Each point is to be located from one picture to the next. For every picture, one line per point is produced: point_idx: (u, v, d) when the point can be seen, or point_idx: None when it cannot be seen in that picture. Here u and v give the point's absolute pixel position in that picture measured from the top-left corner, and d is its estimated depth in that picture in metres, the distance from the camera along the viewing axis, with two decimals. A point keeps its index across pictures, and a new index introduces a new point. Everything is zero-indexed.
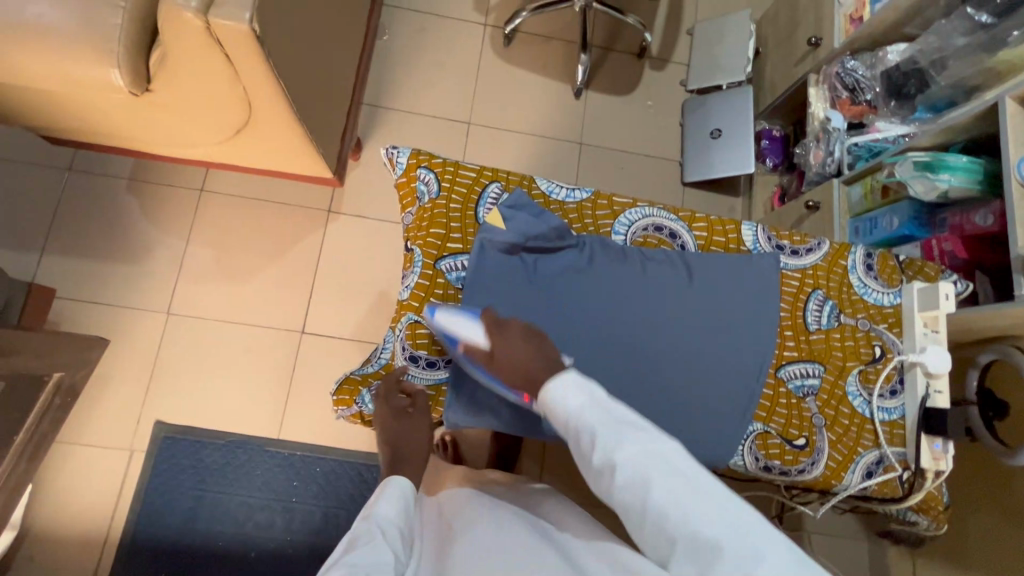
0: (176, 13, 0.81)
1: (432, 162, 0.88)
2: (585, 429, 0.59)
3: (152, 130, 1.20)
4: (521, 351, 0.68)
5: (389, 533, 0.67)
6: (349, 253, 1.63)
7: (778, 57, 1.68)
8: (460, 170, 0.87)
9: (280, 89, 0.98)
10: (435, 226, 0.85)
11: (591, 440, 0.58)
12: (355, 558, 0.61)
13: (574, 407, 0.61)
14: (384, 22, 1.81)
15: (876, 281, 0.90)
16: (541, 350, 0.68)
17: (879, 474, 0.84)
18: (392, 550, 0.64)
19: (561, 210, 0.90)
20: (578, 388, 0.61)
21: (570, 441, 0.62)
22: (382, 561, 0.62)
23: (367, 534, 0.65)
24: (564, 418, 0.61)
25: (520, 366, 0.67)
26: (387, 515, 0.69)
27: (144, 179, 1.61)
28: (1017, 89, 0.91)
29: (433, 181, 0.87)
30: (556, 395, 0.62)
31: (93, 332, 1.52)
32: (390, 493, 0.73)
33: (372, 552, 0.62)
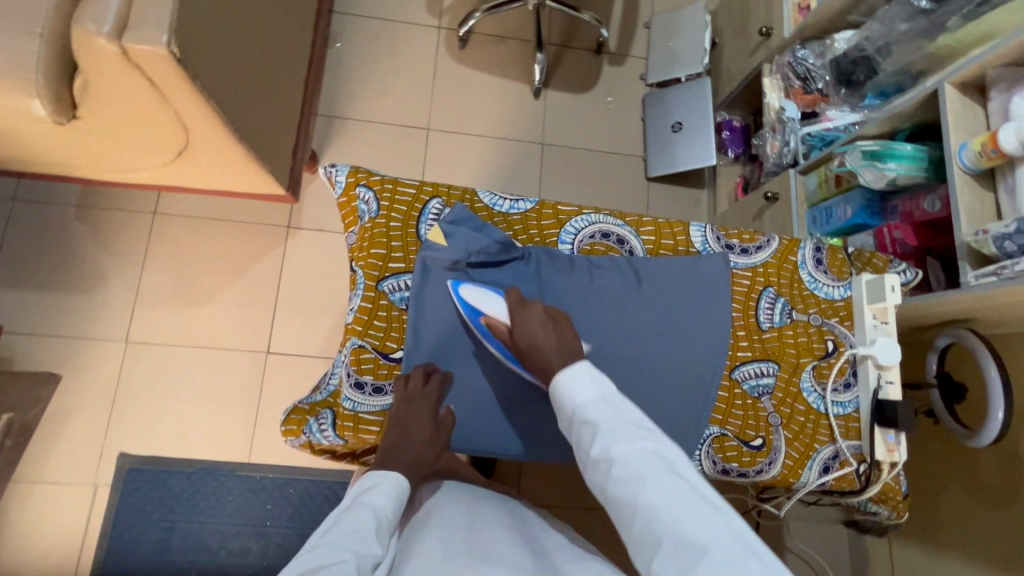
0: (88, 39, 0.77)
1: (371, 180, 0.85)
2: (587, 425, 0.62)
3: (89, 157, 1.15)
4: (543, 334, 0.71)
5: (382, 525, 0.64)
6: (311, 269, 1.60)
7: (735, 46, 1.68)
8: (398, 187, 0.85)
9: (213, 110, 0.95)
10: (376, 246, 0.83)
11: (592, 434, 0.61)
12: (342, 544, 0.59)
13: (581, 403, 0.64)
14: (335, 30, 1.77)
15: (826, 275, 0.90)
16: (562, 335, 0.71)
17: (836, 468, 0.83)
18: (382, 543, 0.62)
19: (506, 222, 0.87)
20: (587, 384, 0.65)
21: (573, 439, 0.64)
22: (369, 553, 0.59)
23: (361, 521, 0.63)
24: (571, 411, 0.64)
25: (542, 350, 0.70)
26: (383, 507, 0.66)
27: (93, 205, 1.56)
28: (953, 75, 0.91)
29: (372, 199, 0.84)
30: (566, 387, 0.65)
31: (48, 366, 1.47)
32: (388, 486, 0.69)
33: (360, 540, 0.60)
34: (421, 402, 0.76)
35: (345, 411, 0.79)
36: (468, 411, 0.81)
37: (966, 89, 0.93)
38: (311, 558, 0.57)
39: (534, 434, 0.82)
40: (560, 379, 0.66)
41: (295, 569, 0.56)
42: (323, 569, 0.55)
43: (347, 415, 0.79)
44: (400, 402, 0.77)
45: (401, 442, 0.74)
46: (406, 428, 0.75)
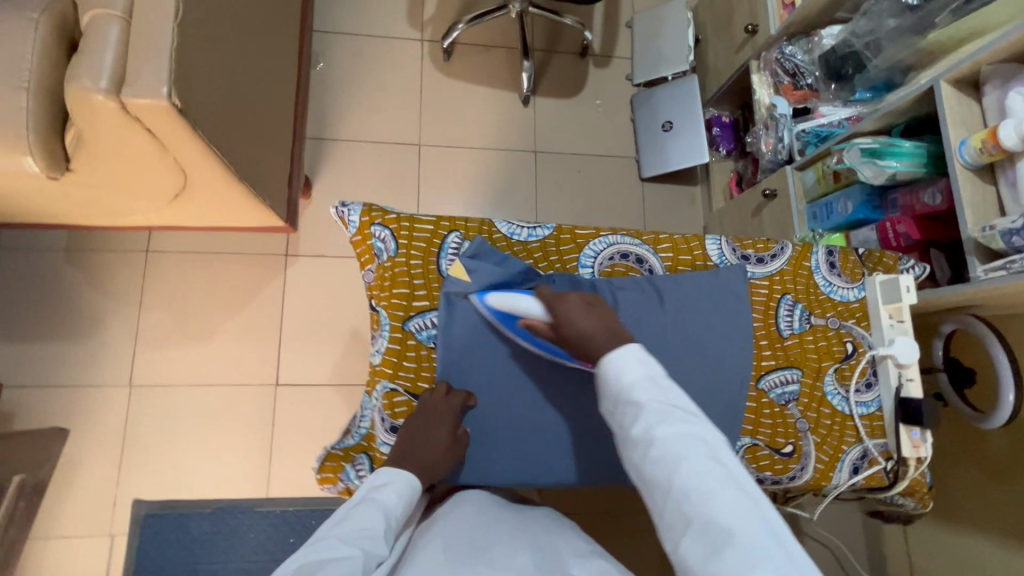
0: (86, 96, 0.74)
1: (386, 218, 0.85)
2: (631, 404, 0.62)
3: (80, 206, 1.11)
4: (589, 321, 0.70)
5: (390, 524, 0.68)
6: (313, 296, 1.58)
7: (719, 43, 1.68)
8: (416, 224, 0.85)
9: (214, 155, 0.93)
10: (399, 284, 0.83)
11: (635, 413, 0.61)
12: (352, 540, 0.63)
13: (626, 383, 0.63)
14: (317, 50, 1.74)
15: (839, 278, 0.91)
16: (606, 320, 0.71)
17: (865, 468, 0.86)
18: (387, 542, 0.66)
19: (526, 251, 0.87)
20: (636, 366, 0.64)
21: (613, 415, 0.64)
22: (374, 553, 0.64)
23: (371, 518, 0.67)
24: (617, 389, 0.64)
25: (589, 340, 0.69)
26: (391, 505, 0.70)
27: (83, 247, 1.52)
28: (949, 73, 0.93)
29: (390, 238, 0.84)
30: (612, 368, 0.65)
31: (51, 417, 1.43)
32: (398, 484, 0.72)
33: (369, 538, 0.64)
34: (441, 416, 0.78)
35: (382, 454, 0.82)
36: (504, 441, 0.83)
37: (960, 85, 0.95)
38: (321, 547, 0.62)
39: (572, 459, 0.84)
40: (608, 359, 0.65)
41: (306, 555, 0.61)
42: (333, 563, 0.59)
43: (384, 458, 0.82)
44: (421, 410, 0.78)
45: (416, 446, 0.76)
46: (426, 430, 0.77)
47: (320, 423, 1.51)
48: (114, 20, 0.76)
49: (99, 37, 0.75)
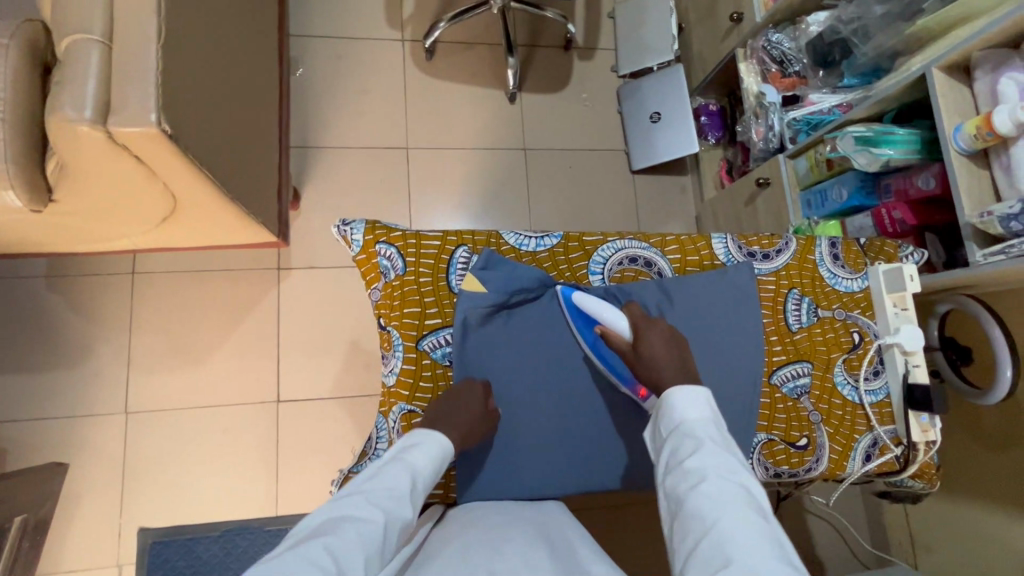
0: (69, 126, 0.71)
1: (391, 236, 0.88)
2: (691, 436, 0.63)
3: (63, 234, 1.07)
4: (666, 352, 0.75)
5: (416, 485, 0.67)
6: (309, 310, 1.54)
7: (703, 31, 1.68)
8: (422, 242, 0.88)
9: (204, 177, 0.90)
10: (409, 303, 0.86)
11: (691, 445, 0.62)
12: (376, 500, 0.62)
13: (689, 418, 0.66)
14: (295, 55, 1.68)
15: (843, 268, 0.93)
16: (681, 356, 0.76)
17: (877, 455, 0.88)
18: (412, 505, 0.65)
19: (534, 260, 0.91)
20: (702, 407, 0.67)
21: (665, 448, 0.65)
22: (400, 512, 0.62)
23: (396, 479, 0.65)
24: (678, 424, 0.66)
25: (661, 365, 0.74)
26: (419, 469, 0.68)
27: (65, 273, 1.46)
28: (942, 60, 0.94)
29: (396, 256, 0.87)
30: (676, 399, 0.68)
31: (46, 451, 1.39)
32: (427, 449, 0.71)
33: (393, 500, 0.63)
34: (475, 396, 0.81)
35: None
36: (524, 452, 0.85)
37: (951, 71, 0.96)
38: (345, 505, 0.61)
39: (592, 468, 0.86)
40: (677, 393, 0.69)
41: (329, 510, 0.60)
42: (355, 522, 0.58)
43: None
44: (456, 391, 0.81)
45: (454, 421, 0.78)
46: (459, 399, 0.80)
47: (324, 438, 1.49)
48: (93, 46, 0.72)
49: (78, 64, 0.71)
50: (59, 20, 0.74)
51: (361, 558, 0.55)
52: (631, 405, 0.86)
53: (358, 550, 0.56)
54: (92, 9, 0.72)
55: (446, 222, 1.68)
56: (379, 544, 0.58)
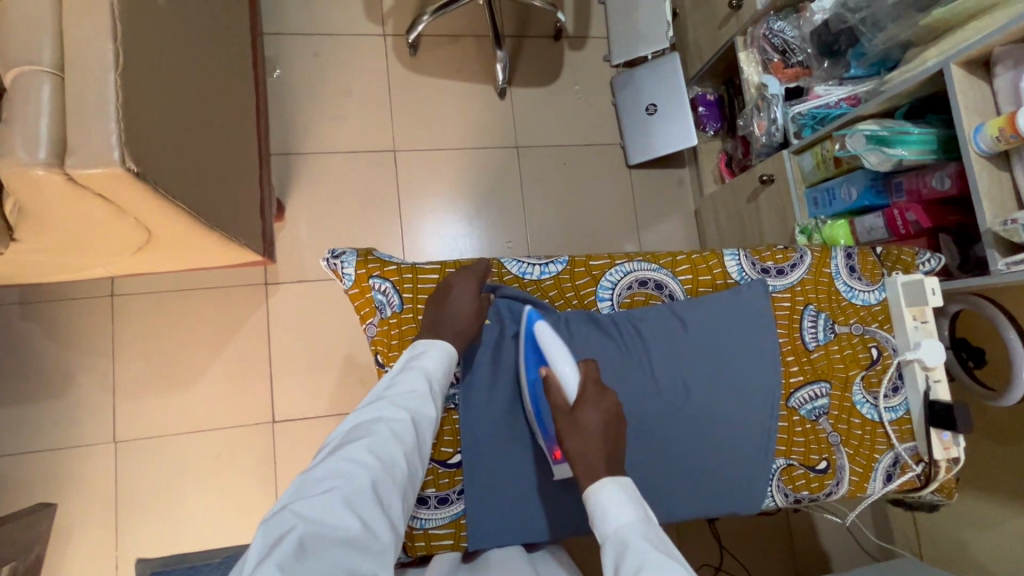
0: (22, 171, 0.65)
1: (385, 270, 0.86)
2: (631, 548, 0.60)
3: (32, 269, 1.00)
4: (602, 431, 0.71)
5: (434, 387, 0.75)
6: (301, 326, 1.48)
7: (700, 17, 1.59)
8: (420, 276, 0.87)
9: (180, 210, 0.83)
10: (408, 343, 0.85)
11: (634, 560, 0.59)
12: (400, 401, 0.71)
13: (624, 525, 0.63)
14: (271, 56, 1.59)
15: (859, 281, 0.93)
16: (614, 440, 0.72)
17: (898, 474, 0.91)
18: (433, 401, 0.74)
19: (540, 288, 0.91)
20: (632, 507, 0.65)
21: (610, 566, 0.61)
22: (424, 411, 0.72)
23: (415, 381, 0.73)
24: (616, 531, 0.63)
25: (593, 441, 0.70)
26: (433, 370, 0.76)
27: (40, 300, 1.39)
28: (959, 56, 0.89)
29: (392, 291, 0.86)
30: (608, 505, 0.65)
31: (34, 485, 1.34)
32: (437, 351, 0.78)
33: (416, 399, 0.72)
34: (469, 282, 0.85)
35: (415, 529, 0.84)
36: (539, 485, 0.86)
37: (969, 66, 0.91)
38: (375, 408, 0.70)
39: None
40: (608, 491, 0.65)
41: (362, 413, 0.70)
42: (386, 424, 0.69)
43: (416, 532, 0.84)
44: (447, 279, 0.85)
45: (448, 318, 0.81)
46: (456, 303, 0.82)
47: None
48: (45, 78, 0.65)
49: (27, 100, 0.64)
50: None
51: (396, 455, 0.67)
52: (648, 437, 0.84)
53: (393, 449, 0.67)
54: (39, 37, 0.65)
55: (439, 227, 1.61)
56: (411, 439, 0.70)
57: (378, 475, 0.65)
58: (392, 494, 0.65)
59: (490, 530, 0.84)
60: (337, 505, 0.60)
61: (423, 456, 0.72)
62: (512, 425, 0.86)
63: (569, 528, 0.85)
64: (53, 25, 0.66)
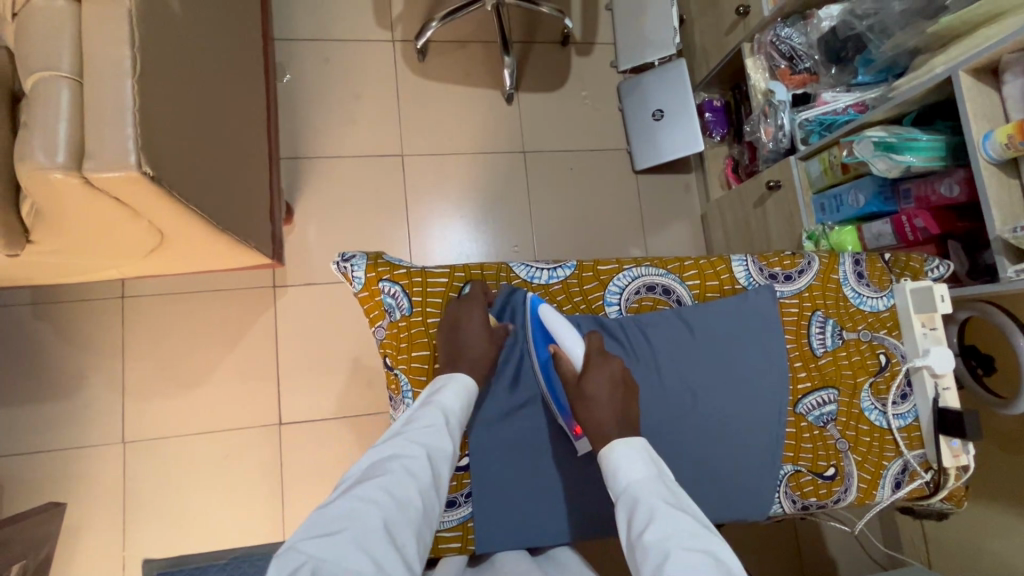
0: (41, 174, 0.66)
1: (395, 273, 0.87)
2: (643, 503, 0.62)
3: (47, 271, 1.01)
4: (609, 396, 0.75)
5: (450, 423, 0.74)
6: (308, 328, 1.49)
7: (708, 22, 1.59)
8: (429, 280, 0.88)
9: (193, 213, 0.84)
10: (417, 346, 0.86)
11: (647, 515, 0.61)
12: (416, 437, 0.71)
13: (637, 481, 0.65)
14: (281, 61, 1.61)
15: (867, 287, 0.93)
16: (623, 404, 0.75)
17: (906, 481, 0.91)
18: (449, 437, 0.73)
19: (547, 292, 0.91)
20: (646, 464, 0.67)
21: (623, 520, 0.63)
22: (440, 447, 0.71)
23: (432, 417, 0.73)
24: (627, 488, 0.65)
25: (603, 408, 0.74)
26: (450, 406, 0.76)
27: (52, 300, 1.41)
28: (968, 63, 0.90)
29: (401, 295, 0.86)
30: (621, 464, 0.67)
31: (44, 484, 1.35)
32: (455, 386, 0.78)
33: (432, 435, 0.71)
34: (479, 309, 0.85)
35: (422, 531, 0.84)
36: (544, 487, 0.86)
37: (978, 73, 0.91)
38: (391, 445, 0.70)
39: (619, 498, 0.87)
40: (619, 451, 0.68)
41: (378, 450, 0.70)
42: (402, 459, 0.68)
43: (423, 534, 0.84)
44: (457, 305, 0.86)
45: (465, 350, 0.82)
46: (470, 334, 0.83)
47: (330, 460, 1.45)
48: (65, 84, 0.67)
49: (47, 105, 0.66)
50: (24, 56, 0.68)
51: (411, 492, 0.66)
52: (655, 442, 0.84)
53: (408, 486, 0.66)
54: (60, 43, 0.67)
55: (446, 231, 1.62)
56: (427, 476, 0.68)
57: (392, 513, 0.63)
58: (407, 534, 0.63)
59: (497, 534, 0.84)
60: (349, 543, 0.58)
61: (440, 496, 0.70)
62: (519, 429, 0.87)
63: (575, 532, 0.86)
64: (73, 32, 0.67)
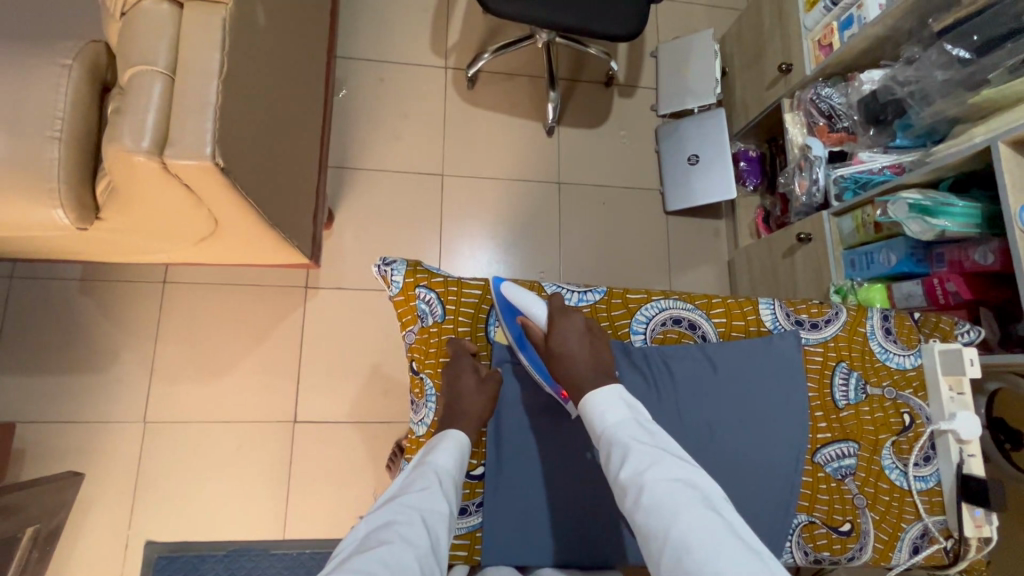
0: (125, 156, 0.72)
1: (432, 281, 0.91)
2: (616, 443, 0.66)
3: (106, 248, 1.08)
4: (580, 346, 0.79)
5: (444, 484, 0.72)
6: (333, 331, 1.53)
7: (748, 77, 1.64)
8: (464, 290, 0.92)
9: (249, 208, 0.89)
10: (443, 352, 0.91)
11: (621, 452, 0.65)
12: (409, 502, 0.68)
13: (610, 421, 0.69)
14: (339, 77, 1.70)
15: (895, 344, 0.94)
16: (594, 350, 0.80)
17: (925, 547, 0.89)
18: (445, 497, 0.71)
19: None
20: (620, 407, 0.70)
21: (603, 461, 0.67)
22: (435, 510, 0.69)
23: (425, 479, 0.72)
24: (602, 429, 0.69)
25: (574, 360, 0.78)
26: (443, 466, 0.75)
27: (99, 278, 1.48)
28: (1009, 134, 0.91)
29: (435, 301, 0.91)
30: (598, 406, 0.71)
31: (63, 454, 1.39)
32: (448, 444, 0.78)
33: (426, 497, 0.69)
34: (467, 365, 0.87)
35: None
36: (553, 507, 0.88)
37: (1017, 145, 0.93)
38: (385, 513, 0.67)
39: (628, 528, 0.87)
40: (595, 399, 0.71)
41: (369, 523, 0.66)
42: (395, 526, 0.64)
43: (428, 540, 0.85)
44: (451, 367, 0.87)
45: (458, 406, 0.83)
46: (460, 393, 0.84)
47: (339, 463, 1.47)
48: (158, 77, 0.74)
49: (140, 95, 0.72)
50: (126, 50, 0.76)
51: (407, 557, 0.61)
52: None
53: (404, 550, 0.61)
54: (159, 42, 0.74)
55: (475, 251, 1.66)
56: (424, 540, 0.64)
57: None
58: None
59: (505, 548, 0.86)
60: None
61: (438, 565, 0.65)
62: (541, 445, 0.89)
63: (583, 556, 0.87)
64: (172, 33, 0.75)
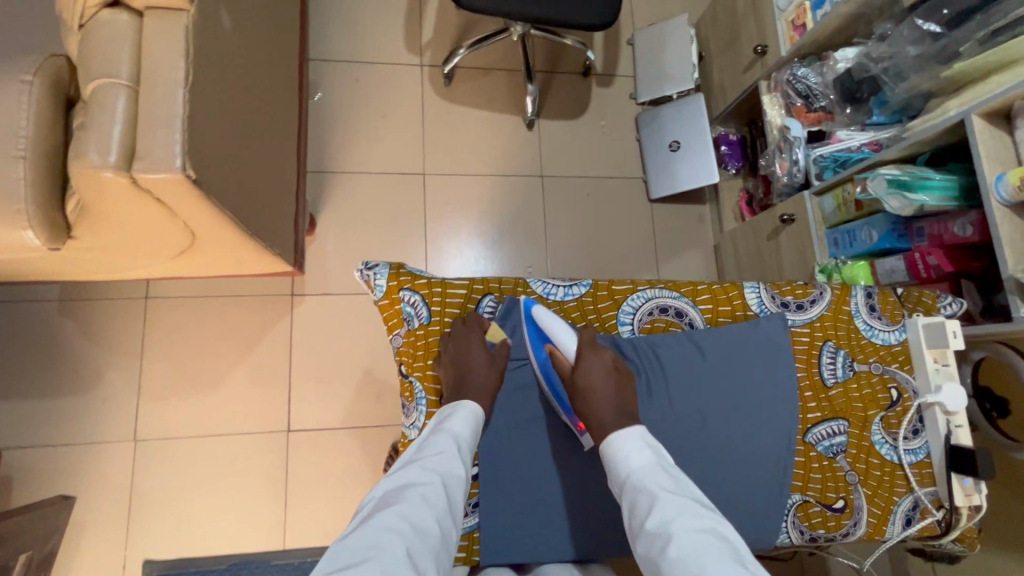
0: (94, 172, 0.70)
1: (416, 283, 0.90)
2: (643, 490, 0.67)
3: (83, 267, 1.06)
4: (605, 384, 0.81)
5: (461, 449, 0.75)
6: (322, 337, 1.52)
7: (724, 61, 1.64)
8: (448, 291, 0.92)
9: (227, 219, 0.88)
10: (432, 354, 0.90)
11: (647, 500, 0.66)
12: (429, 464, 0.70)
13: (636, 467, 0.71)
14: (313, 80, 1.68)
15: (879, 320, 0.95)
16: (619, 388, 0.82)
17: (917, 519, 0.90)
18: (462, 462, 0.73)
19: (561, 309, 0.93)
20: (645, 452, 0.73)
21: (627, 509, 0.69)
22: (452, 473, 0.71)
23: (443, 443, 0.74)
24: (626, 476, 0.71)
25: (600, 398, 0.80)
26: (459, 432, 0.76)
27: (79, 297, 1.45)
28: (983, 105, 0.92)
29: (420, 303, 0.90)
30: (623, 451, 0.73)
31: (53, 478, 1.37)
32: (464, 412, 0.79)
33: (445, 461, 0.71)
34: (475, 337, 0.87)
35: None
36: (550, 501, 0.88)
37: (990, 117, 0.94)
38: (404, 473, 0.69)
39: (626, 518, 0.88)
40: (620, 441, 0.74)
41: (390, 481, 0.69)
42: (415, 488, 0.67)
43: None
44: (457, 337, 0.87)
45: (467, 377, 0.84)
46: (470, 364, 0.85)
47: (335, 469, 1.46)
48: (121, 90, 0.72)
49: (104, 109, 0.71)
50: (87, 63, 0.74)
51: (427, 518, 0.64)
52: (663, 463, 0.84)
53: (426, 511, 0.65)
54: (121, 53, 0.72)
55: (461, 248, 1.65)
56: (443, 501, 0.67)
57: (410, 541, 0.60)
58: (428, 562, 0.60)
59: (504, 547, 0.86)
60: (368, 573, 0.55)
61: (454, 524, 0.68)
62: (535, 442, 0.89)
63: (582, 550, 0.87)
64: (133, 43, 0.73)
